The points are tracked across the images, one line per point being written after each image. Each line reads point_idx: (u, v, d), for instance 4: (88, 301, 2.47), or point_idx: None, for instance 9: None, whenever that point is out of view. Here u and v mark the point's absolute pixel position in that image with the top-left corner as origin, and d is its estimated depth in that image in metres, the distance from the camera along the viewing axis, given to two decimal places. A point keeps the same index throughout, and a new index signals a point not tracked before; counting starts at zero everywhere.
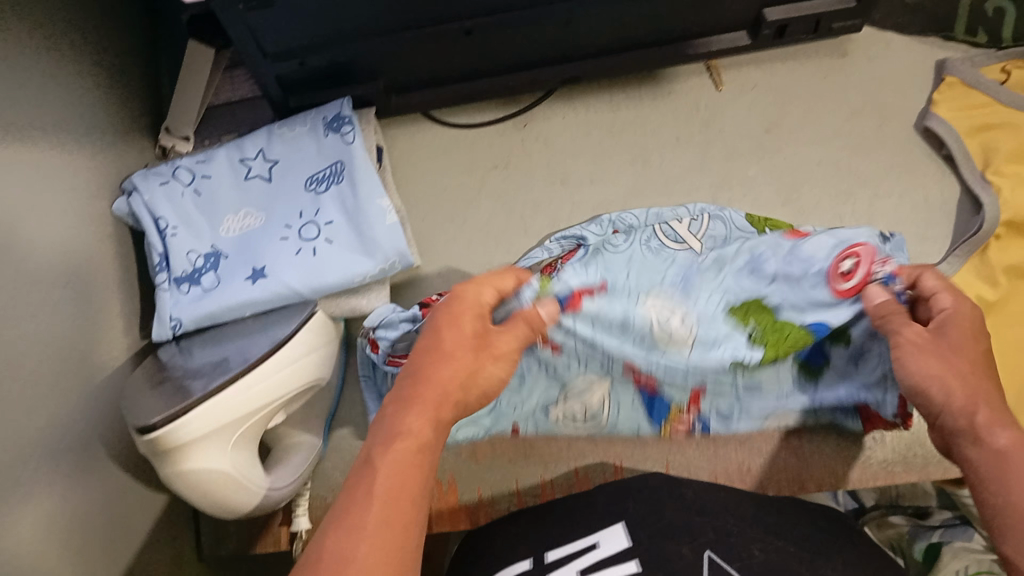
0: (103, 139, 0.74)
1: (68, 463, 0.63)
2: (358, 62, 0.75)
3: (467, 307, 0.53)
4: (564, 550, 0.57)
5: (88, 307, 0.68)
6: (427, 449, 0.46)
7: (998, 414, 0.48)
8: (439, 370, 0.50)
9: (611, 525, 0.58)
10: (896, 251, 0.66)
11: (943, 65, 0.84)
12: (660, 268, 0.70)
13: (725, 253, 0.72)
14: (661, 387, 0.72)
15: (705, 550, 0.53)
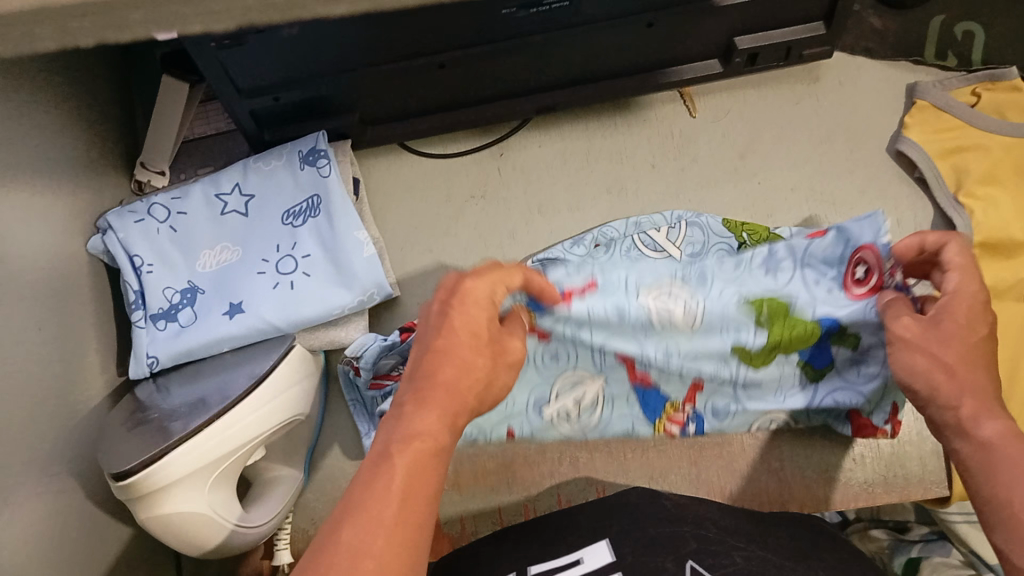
0: (79, 177, 0.74)
1: (44, 506, 0.62)
2: (333, 96, 0.75)
3: (474, 302, 0.45)
4: (547, 564, 0.57)
5: (63, 346, 0.68)
6: (443, 450, 0.42)
7: (981, 406, 0.47)
8: (454, 371, 0.44)
9: (595, 540, 0.57)
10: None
11: (914, 88, 0.84)
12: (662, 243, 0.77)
13: (729, 243, 0.76)
14: (658, 385, 0.67)
15: (688, 561, 0.53)
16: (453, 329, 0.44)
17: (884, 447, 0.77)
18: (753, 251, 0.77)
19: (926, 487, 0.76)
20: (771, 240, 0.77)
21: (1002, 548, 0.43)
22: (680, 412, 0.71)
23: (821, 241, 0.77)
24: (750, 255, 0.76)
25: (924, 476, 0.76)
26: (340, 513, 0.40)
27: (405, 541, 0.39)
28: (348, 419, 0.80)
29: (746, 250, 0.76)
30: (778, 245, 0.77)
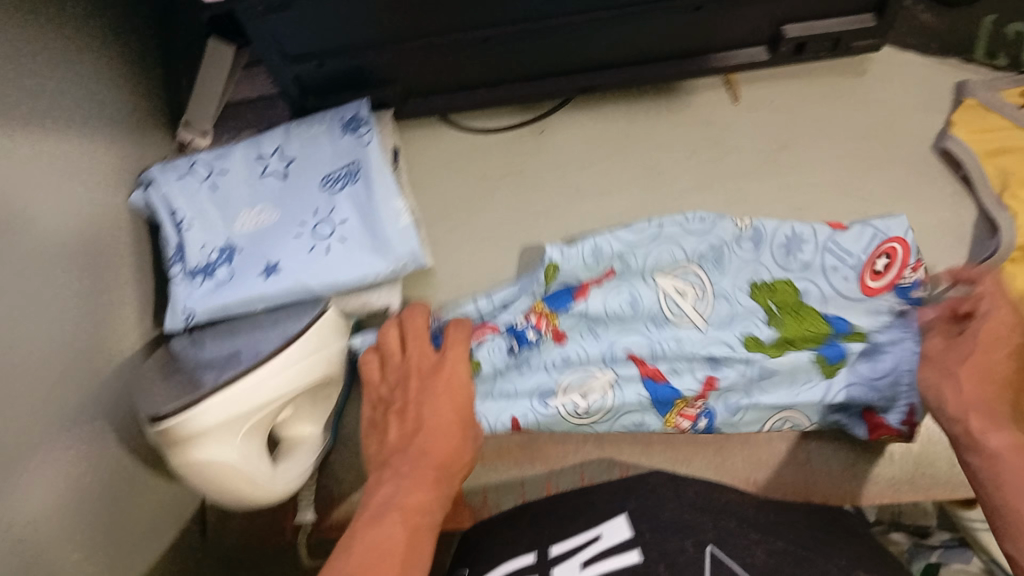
0: (122, 132, 0.75)
1: (75, 448, 0.63)
2: (376, 64, 0.75)
3: (444, 392, 0.66)
4: (567, 543, 0.58)
5: (99, 295, 0.69)
6: (430, 511, 0.58)
7: (1000, 420, 0.55)
8: (436, 427, 0.64)
9: (613, 518, 0.59)
10: (909, 245, 0.76)
11: (963, 87, 0.83)
12: (693, 236, 0.77)
13: (749, 242, 0.77)
14: (669, 374, 0.73)
15: (709, 545, 0.53)
16: (439, 425, 0.64)
17: (913, 446, 0.76)
18: (776, 248, 0.77)
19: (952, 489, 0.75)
20: (800, 232, 0.77)
21: (1013, 554, 0.49)
22: (695, 405, 0.73)
23: (850, 232, 0.77)
24: (777, 250, 0.77)
25: (952, 477, 0.75)
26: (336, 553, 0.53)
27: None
28: None
29: (773, 245, 0.77)
30: (806, 239, 0.77)
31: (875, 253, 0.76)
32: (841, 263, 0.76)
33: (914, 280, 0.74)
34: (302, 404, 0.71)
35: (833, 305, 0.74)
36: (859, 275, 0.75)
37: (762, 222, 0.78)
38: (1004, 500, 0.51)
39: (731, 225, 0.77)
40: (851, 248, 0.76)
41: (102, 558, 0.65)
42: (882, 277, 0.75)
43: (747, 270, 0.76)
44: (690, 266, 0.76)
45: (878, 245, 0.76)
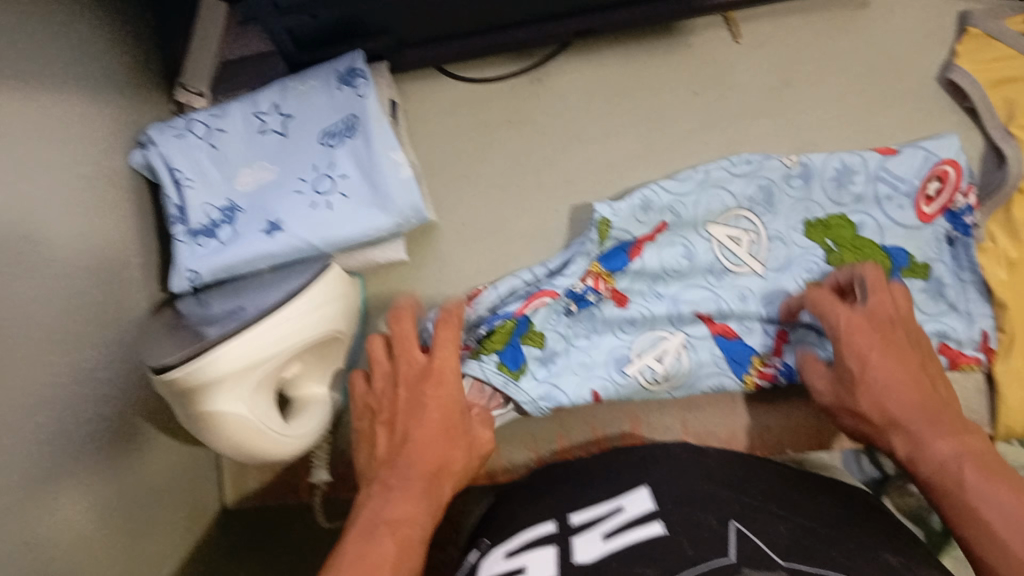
0: (121, 97, 0.75)
1: (87, 410, 0.64)
2: (368, 14, 0.75)
3: (444, 355, 0.64)
4: (587, 512, 0.56)
5: (104, 258, 0.68)
6: (422, 513, 0.57)
7: (943, 423, 0.57)
8: (423, 426, 0.62)
9: (634, 489, 0.56)
10: (962, 169, 0.76)
11: (966, 16, 0.82)
12: (741, 178, 0.78)
13: (797, 179, 0.78)
14: (739, 330, 0.75)
15: (732, 521, 0.51)
16: (434, 414, 0.62)
17: None
18: (826, 182, 0.78)
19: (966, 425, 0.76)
20: (849, 164, 0.78)
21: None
22: (769, 362, 0.75)
23: (899, 158, 0.77)
24: (827, 184, 0.78)
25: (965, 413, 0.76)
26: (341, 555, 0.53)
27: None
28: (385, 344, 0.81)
29: (823, 179, 0.78)
30: (856, 171, 0.77)
31: (927, 178, 0.77)
32: (892, 191, 0.77)
33: (965, 204, 0.76)
34: (311, 361, 0.71)
35: (892, 238, 0.76)
36: (915, 202, 0.76)
37: (809, 157, 0.78)
38: (963, 506, 0.53)
39: (777, 163, 0.78)
40: (903, 174, 0.77)
41: (121, 516, 0.65)
42: (936, 202, 0.76)
43: (799, 208, 0.78)
44: (741, 211, 0.77)
45: (930, 168, 0.77)
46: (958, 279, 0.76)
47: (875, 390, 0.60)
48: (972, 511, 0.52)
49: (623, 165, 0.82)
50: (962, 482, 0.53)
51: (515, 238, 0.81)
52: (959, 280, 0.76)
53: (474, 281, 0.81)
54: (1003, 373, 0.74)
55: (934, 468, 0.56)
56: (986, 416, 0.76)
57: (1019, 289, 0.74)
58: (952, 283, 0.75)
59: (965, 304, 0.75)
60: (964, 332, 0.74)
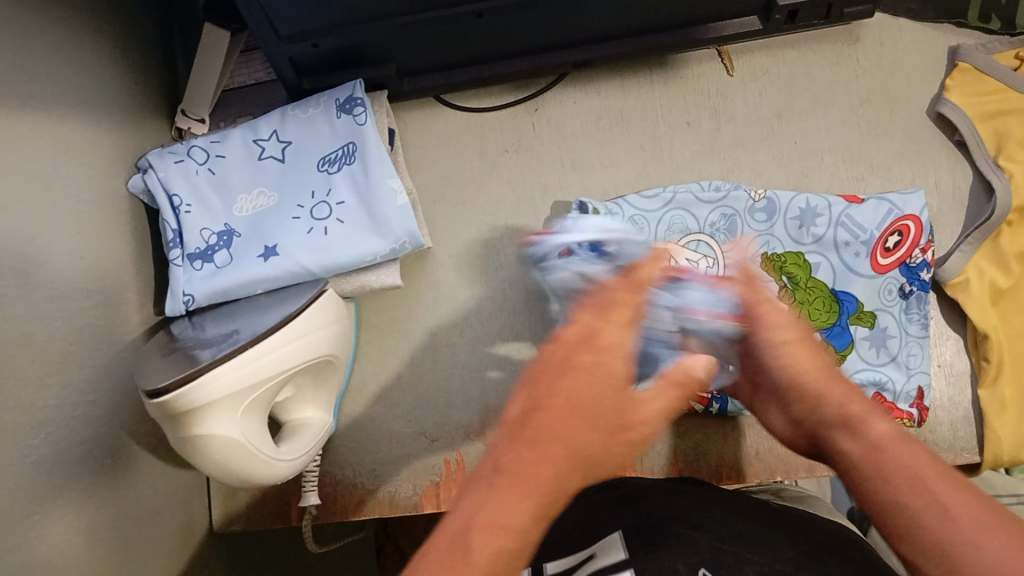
0: (122, 125, 0.76)
1: (82, 431, 0.64)
2: (370, 44, 0.76)
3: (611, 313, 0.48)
4: (565, 563, 0.57)
5: (101, 280, 0.69)
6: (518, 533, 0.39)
7: (863, 401, 0.50)
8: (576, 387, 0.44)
9: (609, 534, 0.57)
10: (923, 224, 0.77)
11: (956, 51, 0.83)
12: (707, 204, 0.79)
13: (762, 213, 0.78)
14: None
15: (700, 568, 0.51)
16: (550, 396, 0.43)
17: None
18: (789, 220, 0.78)
19: (956, 453, 0.76)
20: (815, 205, 0.78)
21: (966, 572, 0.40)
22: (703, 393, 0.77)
23: (864, 206, 0.78)
24: (790, 221, 0.78)
25: (954, 441, 0.76)
26: (535, 375, 0.45)
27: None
28: (376, 368, 0.81)
29: (787, 216, 0.78)
30: (821, 212, 0.78)
31: (889, 229, 0.77)
32: (853, 238, 0.77)
33: (922, 261, 0.76)
34: (305, 385, 0.72)
35: (844, 282, 0.77)
36: (871, 252, 0.77)
37: (776, 193, 0.79)
38: (884, 466, 0.45)
39: (743, 195, 0.79)
40: (866, 223, 0.77)
41: (111, 540, 0.65)
42: (893, 254, 0.76)
43: (761, 241, 0.78)
44: (701, 236, 0.78)
45: (892, 221, 0.77)
46: (904, 332, 0.76)
47: (757, 364, 0.55)
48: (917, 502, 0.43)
49: (618, 193, 0.83)
50: (885, 465, 0.45)
51: (511, 263, 0.82)
52: (904, 334, 0.76)
53: (468, 307, 0.81)
54: (990, 401, 0.75)
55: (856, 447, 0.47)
56: (975, 443, 0.76)
57: (1003, 318, 0.76)
58: (896, 334, 0.76)
59: (905, 358, 0.75)
60: (902, 385, 0.75)
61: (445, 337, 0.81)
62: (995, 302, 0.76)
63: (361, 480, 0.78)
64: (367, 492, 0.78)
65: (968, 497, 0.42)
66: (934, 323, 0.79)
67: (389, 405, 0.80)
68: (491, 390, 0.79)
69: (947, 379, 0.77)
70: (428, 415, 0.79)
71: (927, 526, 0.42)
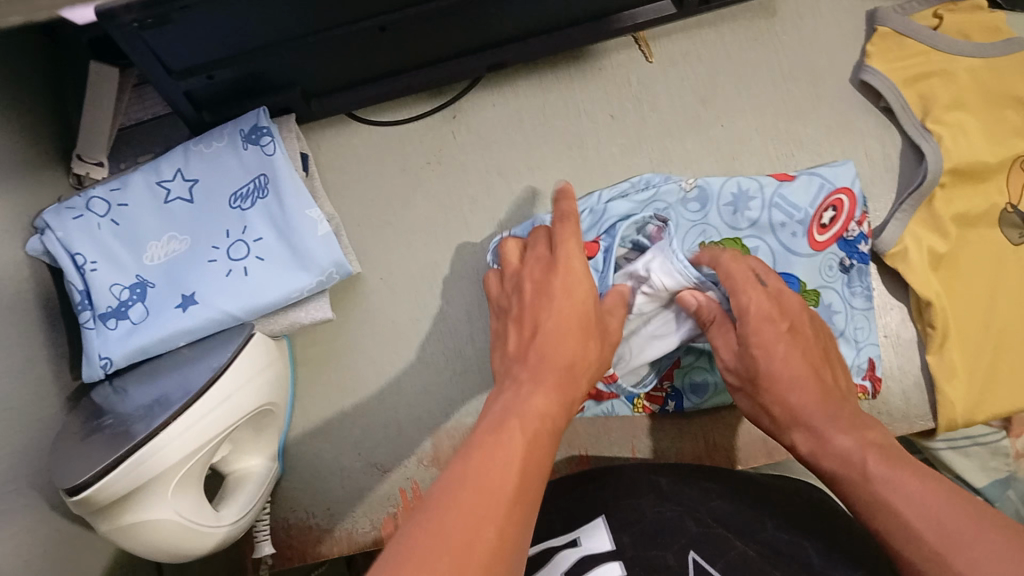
0: (14, 182, 0.70)
1: (5, 521, 0.59)
2: (270, 70, 0.71)
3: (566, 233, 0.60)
4: (544, 547, 0.53)
5: (9, 354, 0.64)
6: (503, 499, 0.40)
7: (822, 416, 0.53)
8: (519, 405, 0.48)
9: (591, 520, 0.54)
10: (856, 197, 0.76)
11: (874, 16, 0.83)
12: (637, 203, 0.74)
13: (695, 202, 0.75)
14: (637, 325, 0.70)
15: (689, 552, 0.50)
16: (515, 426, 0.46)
17: None
18: (723, 207, 0.75)
19: (911, 422, 0.75)
20: (747, 189, 0.76)
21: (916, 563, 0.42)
22: (660, 387, 0.75)
23: (797, 184, 0.76)
24: (724, 208, 0.75)
25: (907, 410, 0.75)
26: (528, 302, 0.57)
27: (522, 507, 0.41)
28: (317, 404, 0.77)
29: (720, 203, 0.75)
30: (753, 195, 0.75)
31: (822, 205, 0.76)
32: (789, 218, 0.75)
33: (859, 233, 0.76)
34: (243, 437, 0.68)
35: (786, 263, 0.74)
36: (808, 230, 0.75)
37: (707, 180, 0.75)
38: (874, 494, 0.46)
39: (675, 186, 0.75)
40: (799, 201, 0.75)
41: None
42: (829, 230, 0.75)
43: (695, 231, 0.75)
44: None
45: (825, 196, 0.76)
46: (848, 307, 0.75)
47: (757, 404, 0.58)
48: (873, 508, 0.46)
49: (548, 196, 0.80)
50: (846, 486, 0.49)
51: (446, 280, 0.79)
52: (849, 309, 0.75)
53: (407, 331, 0.78)
54: (938, 367, 0.74)
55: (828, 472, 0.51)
56: (927, 410, 0.75)
57: (944, 284, 0.75)
58: (841, 310, 0.74)
59: (853, 331, 0.74)
60: (853, 360, 0.74)
61: (385, 364, 0.78)
62: (936, 268, 0.75)
63: (315, 521, 0.74)
64: (323, 533, 0.74)
65: (938, 505, 0.43)
66: (878, 295, 0.78)
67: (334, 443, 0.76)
68: (439, 412, 0.76)
69: (896, 349, 0.77)
70: (376, 447, 0.76)
71: (905, 536, 0.43)
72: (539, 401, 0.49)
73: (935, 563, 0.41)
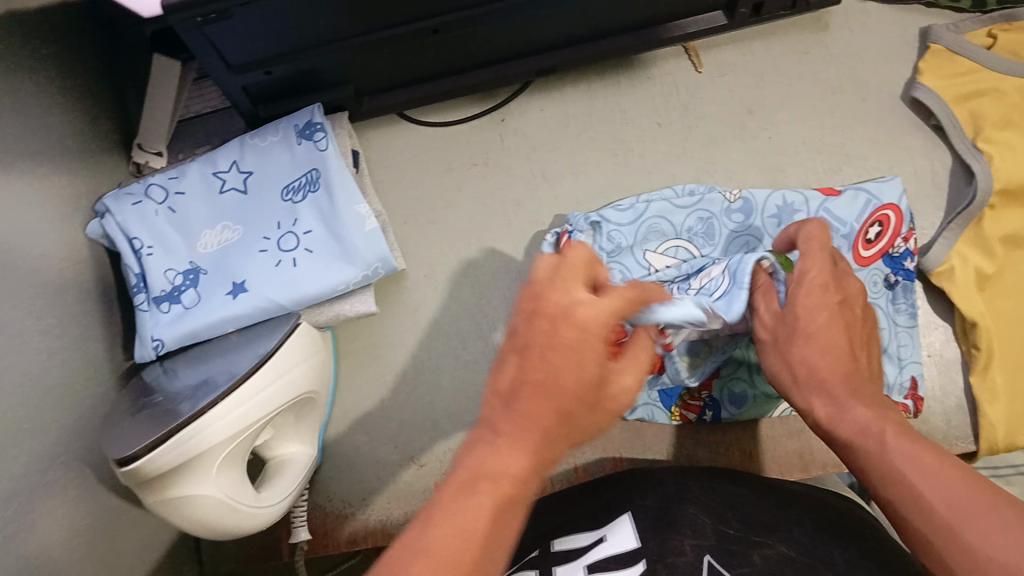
0: (77, 166, 0.73)
1: (55, 491, 0.61)
2: (325, 68, 0.73)
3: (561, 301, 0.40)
4: (572, 542, 0.54)
5: (66, 331, 0.66)
6: None
7: (860, 392, 0.50)
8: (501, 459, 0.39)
9: (618, 518, 0.54)
10: (903, 214, 0.75)
11: (927, 33, 0.83)
12: (683, 211, 0.77)
13: (739, 213, 0.76)
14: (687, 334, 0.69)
15: (706, 555, 0.48)
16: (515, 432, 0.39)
17: None
18: (767, 218, 0.76)
19: (951, 443, 0.74)
20: (792, 202, 0.76)
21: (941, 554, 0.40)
22: (698, 396, 0.76)
23: (842, 198, 0.76)
24: (768, 219, 0.76)
25: (948, 431, 0.74)
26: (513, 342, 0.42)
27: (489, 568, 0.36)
28: (357, 396, 0.78)
29: (764, 215, 0.76)
30: (798, 209, 0.76)
31: (867, 221, 0.75)
32: (833, 232, 0.75)
33: (905, 249, 0.75)
34: (286, 423, 0.70)
35: None
36: (853, 245, 0.74)
37: (751, 192, 0.77)
38: (889, 466, 0.44)
39: (719, 196, 0.76)
40: (843, 216, 0.75)
41: None
42: (874, 245, 0.74)
43: (739, 242, 0.75)
44: (679, 241, 0.76)
45: (871, 211, 0.75)
46: (892, 324, 0.73)
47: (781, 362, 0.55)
48: (898, 476, 0.44)
49: (592, 201, 0.81)
50: (876, 453, 0.46)
51: (488, 279, 0.80)
52: (893, 325, 0.74)
53: (447, 329, 0.79)
54: (981, 388, 0.73)
55: (846, 442, 0.48)
56: (968, 431, 0.74)
57: (989, 304, 0.74)
58: (886, 327, 0.73)
59: (896, 349, 0.73)
60: (894, 378, 0.72)
61: (425, 360, 0.79)
62: (982, 288, 0.74)
63: (350, 510, 0.76)
64: (358, 524, 0.75)
65: (954, 484, 0.41)
66: (921, 313, 0.77)
67: (371, 435, 0.77)
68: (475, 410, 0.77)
69: (938, 368, 0.76)
70: (413, 441, 0.77)
71: (920, 518, 0.41)
72: (518, 455, 0.39)
73: (948, 538, 0.39)
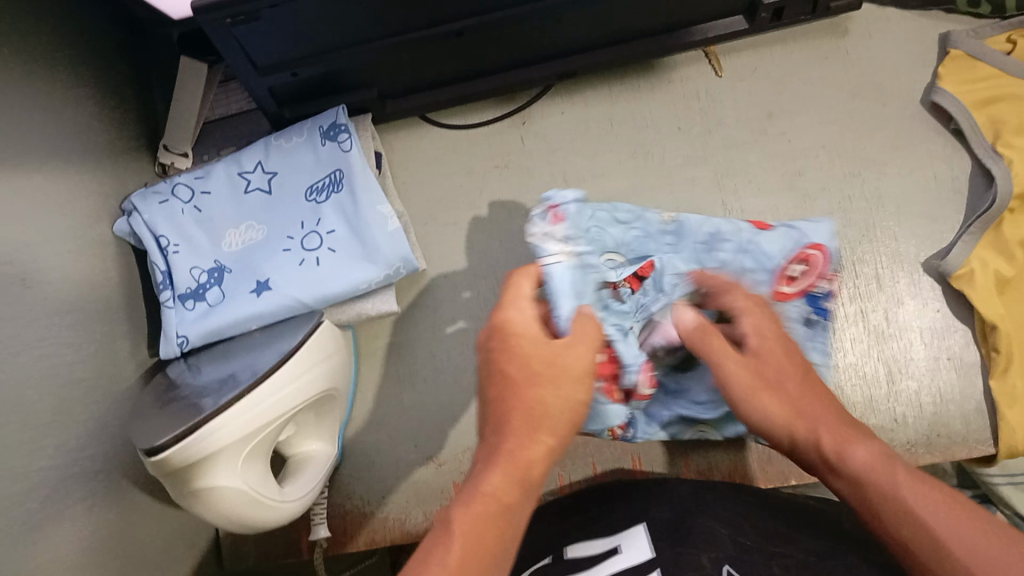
0: (105, 167, 0.75)
1: (82, 485, 0.62)
2: (350, 69, 0.74)
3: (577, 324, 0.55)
4: (587, 551, 0.52)
5: (92, 327, 0.67)
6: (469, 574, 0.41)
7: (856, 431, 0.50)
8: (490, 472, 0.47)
9: (632, 528, 0.53)
10: (829, 255, 0.73)
11: (947, 37, 0.84)
12: (623, 225, 0.74)
13: (671, 236, 0.74)
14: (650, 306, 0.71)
15: (725, 566, 0.47)
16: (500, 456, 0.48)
17: (925, 406, 0.74)
18: (698, 244, 0.74)
19: (970, 447, 0.73)
20: (722, 230, 0.74)
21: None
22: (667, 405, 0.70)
23: (773, 233, 0.73)
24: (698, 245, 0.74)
25: (967, 435, 0.73)
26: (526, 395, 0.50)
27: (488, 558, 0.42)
28: (377, 396, 0.79)
29: (695, 241, 0.74)
30: (729, 238, 0.73)
31: (791, 258, 0.72)
32: (756, 266, 0.72)
33: (826, 290, 0.72)
34: (306, 421, 0.71)
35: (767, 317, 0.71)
36: (773, 278, 0.71)
37: (685, 216, 0.75)
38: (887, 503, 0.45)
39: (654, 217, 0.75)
40: (771, 251, 0.72)
41: None
42: (796, 283, 0.71)
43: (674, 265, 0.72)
44: (615, 254, 0.72)
45: (795, 250, 0.72)
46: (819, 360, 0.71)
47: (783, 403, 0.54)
48: (897, 515, 0.44)
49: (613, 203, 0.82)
50: (878, 488, 0.46)
51: (506, 279, 0.81)
52: None
53: (466, 328, 0.80)
54: (1000, 392, 0.72)
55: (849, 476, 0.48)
56: (988, 435, 0.73)
57: (1009, 308, 0.73)
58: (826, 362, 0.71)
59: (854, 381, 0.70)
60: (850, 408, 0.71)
61: (444, 359, 0.79)
62: (1001, 292, 0.74)
63: (368, 508, 0.76)
64: (376, 522, 0.75)
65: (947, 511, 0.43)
66: (940, 316, 0.77)
67: (390, 433, 0.78)
68: None
69: (957, 371, 0.75)
70: (431, 439, 0.77)
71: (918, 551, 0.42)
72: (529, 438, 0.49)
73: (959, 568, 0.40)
